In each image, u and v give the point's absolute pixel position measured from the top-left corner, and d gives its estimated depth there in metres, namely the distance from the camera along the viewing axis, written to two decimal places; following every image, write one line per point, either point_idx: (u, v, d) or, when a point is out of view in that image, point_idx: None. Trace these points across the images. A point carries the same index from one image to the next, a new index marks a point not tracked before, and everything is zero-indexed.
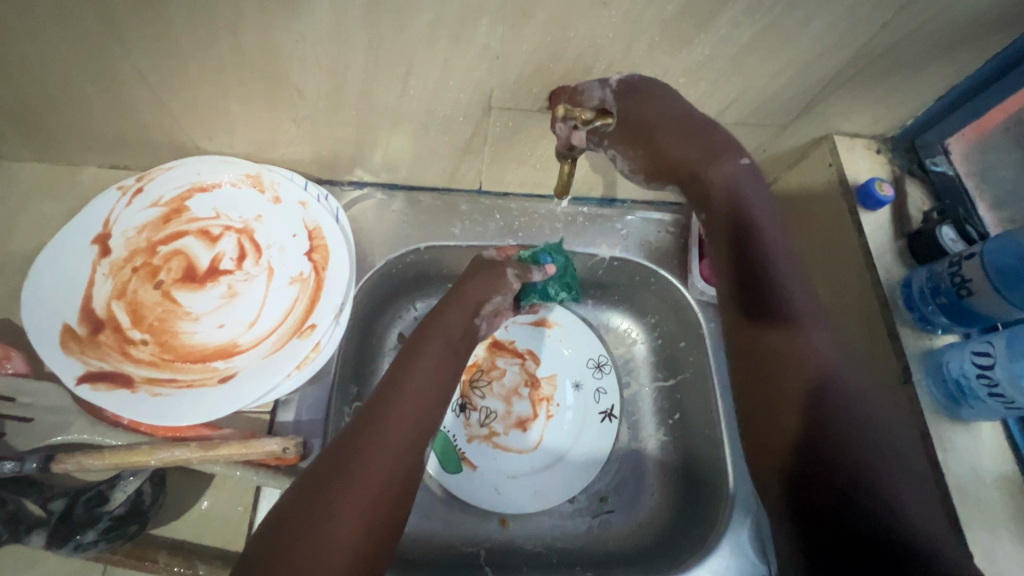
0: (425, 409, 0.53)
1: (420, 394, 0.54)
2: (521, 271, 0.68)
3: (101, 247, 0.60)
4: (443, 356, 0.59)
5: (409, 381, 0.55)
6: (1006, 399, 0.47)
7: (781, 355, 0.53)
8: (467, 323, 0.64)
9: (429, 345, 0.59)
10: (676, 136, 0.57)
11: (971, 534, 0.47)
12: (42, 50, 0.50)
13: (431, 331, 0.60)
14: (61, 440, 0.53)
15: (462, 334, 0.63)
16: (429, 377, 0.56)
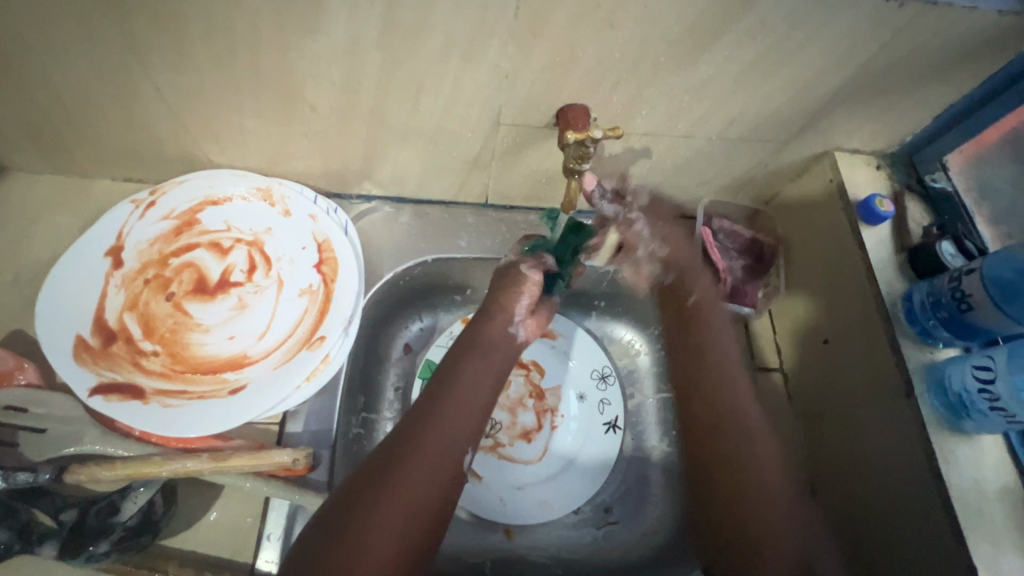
0: (463, 427, 0.53)
1: (459, 411, 0.54)
2: (535, 261, 0.63)
3: (114, 259, 0.61)
4: (482, 371, 0.57)
5: (447, 397, 0.54)
6: (1008, 412, 0.48)
7: (734, 428, 0.59)
8: (505, 332, 0.61)
9: (475, 356, 0.58)
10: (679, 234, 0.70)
11: (975, 547, 0.48)
12: (66, 67, 0.52)
13: (471, 343, 0.59)
14: (73, 452, 0.53)
15: (501, 346, 0.60)
16: (468, 393, 0.55)
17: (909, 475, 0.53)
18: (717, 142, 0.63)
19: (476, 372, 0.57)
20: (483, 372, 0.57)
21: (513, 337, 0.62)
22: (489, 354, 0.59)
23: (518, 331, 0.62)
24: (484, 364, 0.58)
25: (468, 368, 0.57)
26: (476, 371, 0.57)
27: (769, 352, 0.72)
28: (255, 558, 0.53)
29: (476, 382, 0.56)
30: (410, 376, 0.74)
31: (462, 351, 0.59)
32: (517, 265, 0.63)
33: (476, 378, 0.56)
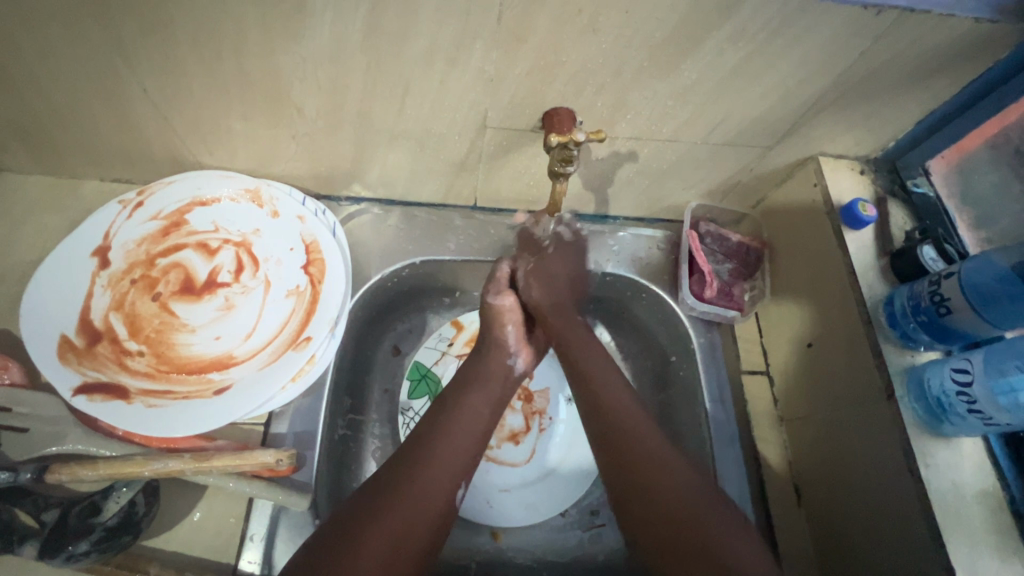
0: (459, 460, 0.53)
1: (458, 444, 0.54)
2: (496, 287, 0.65)
3: (101, 259, 0.61)
4: (482, 400, 0.59)
5: (445, 430, 0.55)
6: (985, 415, 0.48)
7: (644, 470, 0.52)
8: (502, 363, 0.63)
9: (475, 385, 0.60)
10: (553, 266, 0.68)
11: (952, 549, 0.48)
12: (52, 68, 0.52)
13: (472, 373, 0.62)
14: (56, 451, 0.53)
15: (498, 377, 0.62)
16: (467, 427, 0.56)
17: (889, 477, 0.53)
18: (702, 146, 0.63)
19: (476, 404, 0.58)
20: (482, 405, 0.58)
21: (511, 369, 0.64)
22: (488, 386, 0.60)
23: (516, 361, 0.64)
24: (482, 396, 0.59)
25: (467, 400, 0.58)
26: (475, 404, 0.58)
27: (754, 355, 0.72)
28: (238, 558, 0.53)
29: (475, 409, 0.58)
30: (398, 378, 0.75)
31: (462, 380, 0.61)
32: (484, 299, 0.65)
33: (475, 410, 0.58)
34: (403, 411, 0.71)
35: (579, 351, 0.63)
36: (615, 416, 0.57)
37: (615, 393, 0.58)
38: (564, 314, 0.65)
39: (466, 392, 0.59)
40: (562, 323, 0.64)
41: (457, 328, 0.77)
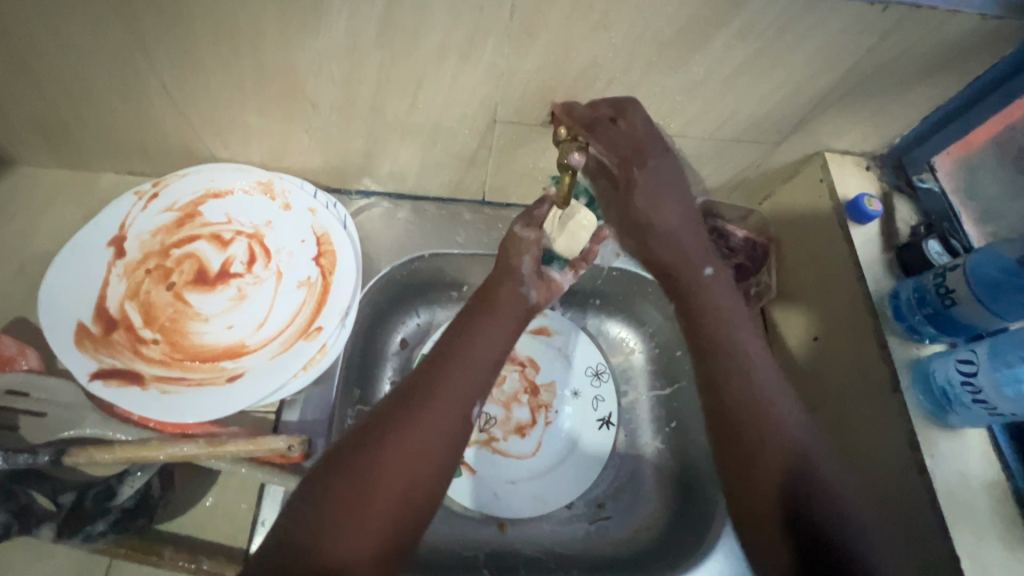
0: (472, 380, 0.51)
1: (473, 366, 0.52)
2: (525, 221, 0.62)
3: (117, 249, 0.62)
4: (497, 328, 0.55)
5: (461, 347, 0.53)
6: (990, 405, 0.49)
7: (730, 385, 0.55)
8: (518, 291, 0.58)
9: (489, 313, 0.56)
10: (650, 195, 0.62)
11: (957, 537, 0.48)
12: (72, 61, 0.53)
13: (484, 302, 0.57)
14: (71, 435, 0.54)
15: (515, 303, 0.58)
16: (481, 349, 0.53)
17: (893, 468, 0.54)
18: (710, 141, 0.64)
19: (490, 328, 0.55)
20: (497, 332, 0.55)
21: (525, 298, 0.58)
22: (505, 311, 0.57)
23: (530, 294, 0.59)
24: (498, 322, 0.56)
25: (479, 324, 0.55)
26: (488, 328, 0.55)
27: None
28: (249, 543, 0.54)
29: (487, 339, 0.54)
30: (406, 370, 0.74)
31: (475, 307, 0.57)
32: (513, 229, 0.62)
33: (489, 334, 0.54)
34: None
35: (698, 289, 0.61)
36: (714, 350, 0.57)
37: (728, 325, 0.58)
38: (667, 242, 0.64)
39: (482, 316, 0.56)
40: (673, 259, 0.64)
41: None
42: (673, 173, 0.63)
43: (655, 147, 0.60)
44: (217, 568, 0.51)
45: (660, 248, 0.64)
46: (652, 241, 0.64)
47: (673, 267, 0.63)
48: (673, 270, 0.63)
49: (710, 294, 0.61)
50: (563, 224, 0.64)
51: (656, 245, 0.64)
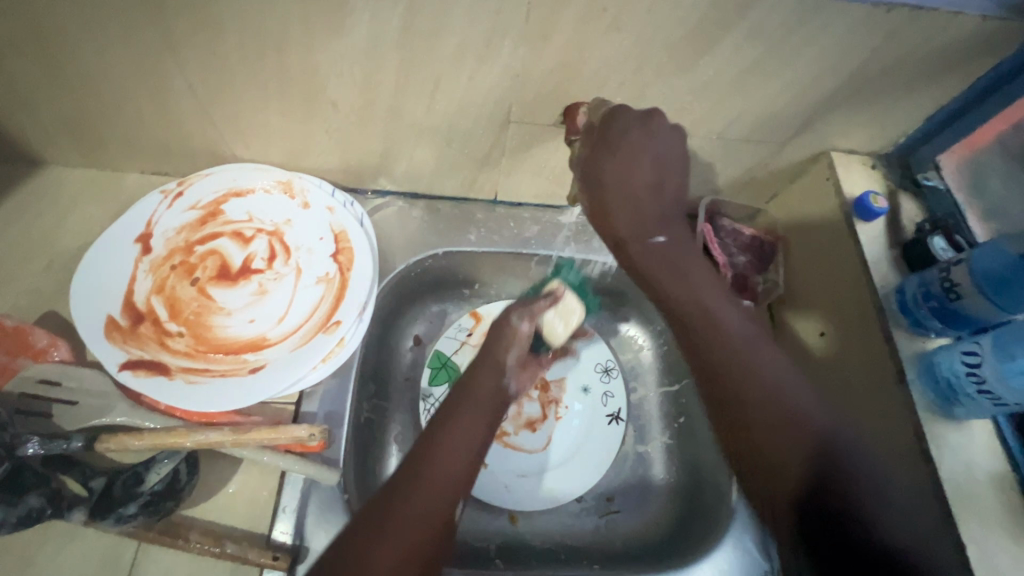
0: (460, 464, 0.51)
1: (459, 450, 0.52)
2: (524, 313, 0.67)
3: (143, 246, 0.65)
4: (478, 414, 0.57)
5: (447, 427, 0.54)
6: (995, 395, 0.50)
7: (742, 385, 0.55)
8: (499, 383, 0.62)
9: (469, 399, 0.58)
10: (618, 175, 0.57)
11: (963, 526, 0.49)
12: (105, 63, 0.55)
13: (464, 391, 0.59)
14: (100, 423, 0.56)
15: (496, 393, 0.61)
16: (465, 434, 0.54)
17: (900, 460, 0.55)
18: (718, 141, 0.66)
19: (472, 416, 0.56)
20: (478, 418, 0.56)
21: (506, 389, 0.63)
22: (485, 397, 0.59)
23: (511, 383, 0.64)
24: (479, 407, 0.58)
25: (461, 412, 0.56)
26: (469, 416, 0.56)
27: None
28: (271, 529, 0.56)
29: (470, 420, 0.56)
30: (420, 366, 0.77)
31: (457, 395, 0.59)
32: (509, 318, 0.67)
33: (473, 422, 0.56)
34: (424, 398, 0.75)
35: (710, 327, 0.58)
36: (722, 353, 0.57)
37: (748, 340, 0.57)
38: (653, 249, 0.60)
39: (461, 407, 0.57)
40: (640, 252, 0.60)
41: (475, 319, 0.79)
42: (673, 148, 0.58)
43: (650, 120, 0.57)
44: (240, 552, 0.53)
45: (648, 264, 0.60)
46: (632, 250, 0.60)
47: (675, 304, 0.60)
48: (683, 317, 0.59)
49: (707, 319, 0.58)
50: (558, 313, 0.70)
51: (640, 256, 0.60)
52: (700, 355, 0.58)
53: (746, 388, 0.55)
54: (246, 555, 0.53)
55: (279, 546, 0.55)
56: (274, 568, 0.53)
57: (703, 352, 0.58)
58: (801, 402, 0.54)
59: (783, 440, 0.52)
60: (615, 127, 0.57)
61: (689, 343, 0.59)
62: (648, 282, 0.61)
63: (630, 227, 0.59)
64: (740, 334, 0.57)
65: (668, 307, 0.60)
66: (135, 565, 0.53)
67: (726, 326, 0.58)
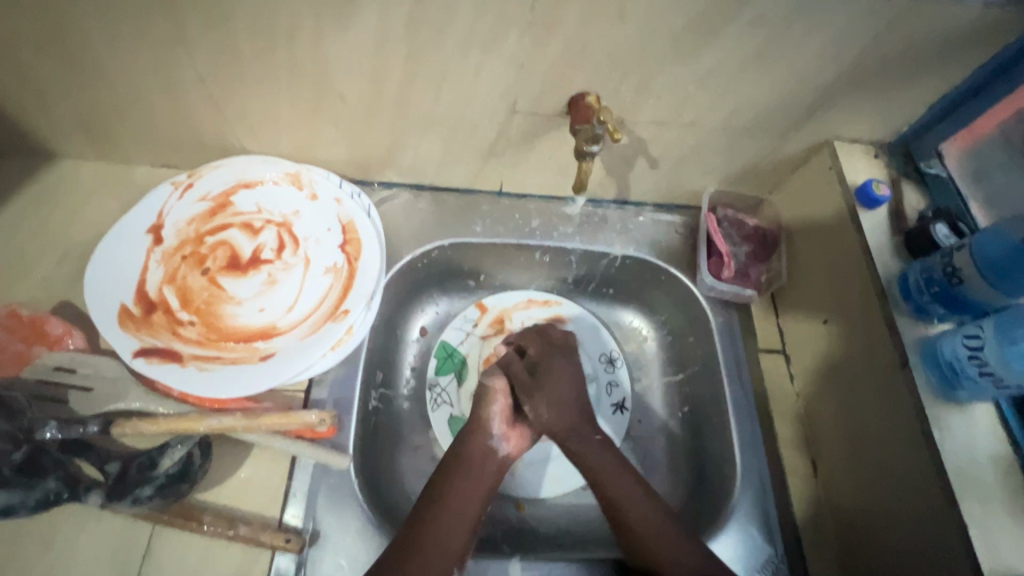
0: (446, 555, 0.53)
1: (443, 538, 0.53)
2: (491, 369, 0.65)
3: (154, 236, 0.66)
4: (472, 487, 0.57)
5: (440, 503, 0.55)
6: (996, 377, 0.51)
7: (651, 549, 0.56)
8: (488, 446, 0.60)
9: (463, 470, 0.58)
10: (565, 381, 0.65)
11: (966, 507, 0.50)
12: (120, 57, 0.56)
13: (457, 459, 0.59)
14: (117, 408, 0.57)
15: (485, 463, 0.59)
16: (453, 522, 0.54)
17: (903, 443, 0.55)
18: (721, 131, 0.66)
19: (462, 496, 0.56)
20: (473, 492, 0.57)
21: (494, 452, 0.60)
22: (474, 473, 0.58)
23: (500, 446, 0.61)
24: (473, 479, 0.58)
25: (449, 494, 0.56)
26: (458, 499, 0.56)
27: (772, 335, 0.74)
28: (282, 513, 0.57)
29: (464, 496, 0.56)
30: (426, 356, 0.78)
31: (450, 464, 0.58)
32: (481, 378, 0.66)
33: (464, 501, 0.56)
34: (431, 387, 0.75)
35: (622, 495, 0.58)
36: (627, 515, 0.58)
37: (642, 512, 0.58)
38: (582, 433, 0.63)
39: (450, 484, 0.56)
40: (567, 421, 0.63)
41: (481, 310, 0.80)
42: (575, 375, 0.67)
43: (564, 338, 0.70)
44: (253, 534, 0.54)
45: (578, 445, 0.62)
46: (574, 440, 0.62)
47: (611, 496, 0.59)
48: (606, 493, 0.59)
49: (623, 496, 0.59)
50: None
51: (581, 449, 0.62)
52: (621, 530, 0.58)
53: (647, 538, 0.56)
54: (259, 537, 0.54)
55: (290, 529, 0.56)
56: (286, 550, 0.54)
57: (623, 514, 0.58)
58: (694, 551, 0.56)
59: None
60: (553, 349, 0.68)
61: (616, 520, 0.58)
62: (590, 476, 0.61)
63: (562, 430, 0.63)
64: (640, 507, 0.58)
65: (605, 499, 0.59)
66: (149, 549, 0.53)
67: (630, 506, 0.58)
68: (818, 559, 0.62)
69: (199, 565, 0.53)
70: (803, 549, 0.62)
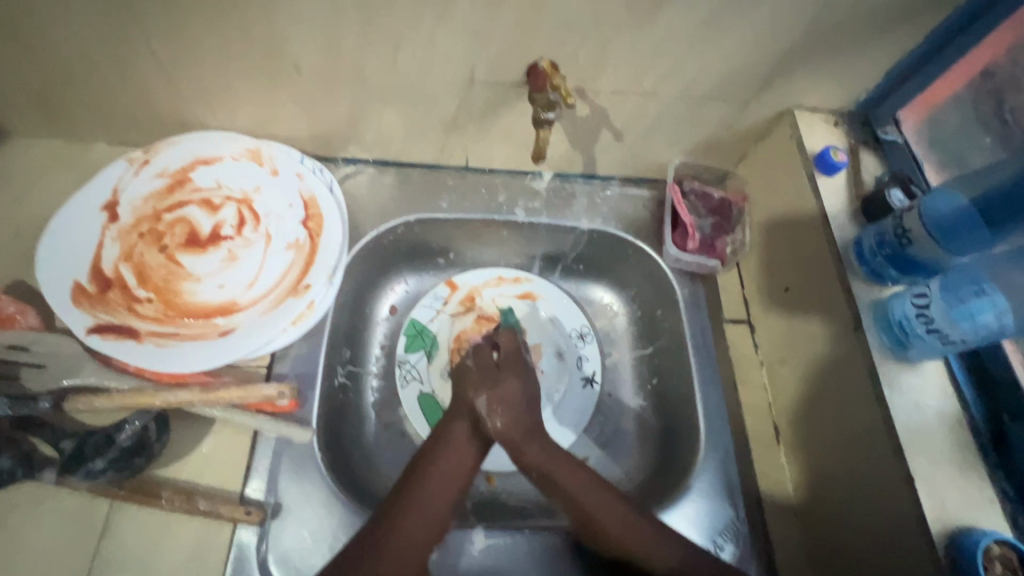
0: (421, 534, 0.53)
1: (425, 514, 0.54)
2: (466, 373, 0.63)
3: (110, 213, 0.65)
4: (454, 468, 0.57)
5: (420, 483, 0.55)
6: (943, 334, 0.51)
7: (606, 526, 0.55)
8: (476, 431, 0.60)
9: (446, 452, 0.58)
10: (510, 394, 0.61)
11: (914, 462, 0.51)
12: (64, 27, 0.55)
13: (443, 440, 0.59)
14: (70, 383, 0.56)
15: (475, 439, 0.60)
16: (437, 496, 0.55)
17: (856, 403, 0.56)
18: (682, 100, 0.66)
19: (447, 470, 0.57)
20: (455, 471, 0.57)
21: (484, 430, 0.60)
22: (461, 450, 0.58)
23: (488, 430, 0.60)
24: (455, 460, 0.58)
25: (433, 474, 0.56)
26: (441, 479, 0.56)
27: (736, 305, 0.75)
28: (244, 486, 0.57)
29: (445, 480, 0.56)
30: (395, 335, 0.77)
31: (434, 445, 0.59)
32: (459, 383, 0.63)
33: (445, 481, 0.56)
34: (400, 364, 0.75)
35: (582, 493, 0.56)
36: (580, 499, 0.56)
37: (601, 499, 0.56)
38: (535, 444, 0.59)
39: (434, 463, 0.57)
40: (533, 445, 0.59)
41: (451, 288, 0.80)
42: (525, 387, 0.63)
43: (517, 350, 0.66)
44: (212, 507, 0.54)
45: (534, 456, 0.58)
46: (528, 451, 0.58)
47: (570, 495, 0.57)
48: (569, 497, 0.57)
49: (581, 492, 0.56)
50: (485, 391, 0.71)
51: (535, 457, 0.58)
52: (581, 521, 0.56)
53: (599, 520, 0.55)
54: (218, 511, 0.54)
55: (252, 502, 0.56)
56: (248, 522, 0.54)
57: (582, 502, 0.56)
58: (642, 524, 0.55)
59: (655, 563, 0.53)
60: (516, 356, 0.65)
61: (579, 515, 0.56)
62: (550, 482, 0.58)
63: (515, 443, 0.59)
64: (598, 497, 0.56)
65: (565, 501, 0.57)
66: (107, 523, 0.53)
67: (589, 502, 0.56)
68: (777, 518, 0.63)
69: (158, 539, 0.53)
70: (764, 510, 0.64)
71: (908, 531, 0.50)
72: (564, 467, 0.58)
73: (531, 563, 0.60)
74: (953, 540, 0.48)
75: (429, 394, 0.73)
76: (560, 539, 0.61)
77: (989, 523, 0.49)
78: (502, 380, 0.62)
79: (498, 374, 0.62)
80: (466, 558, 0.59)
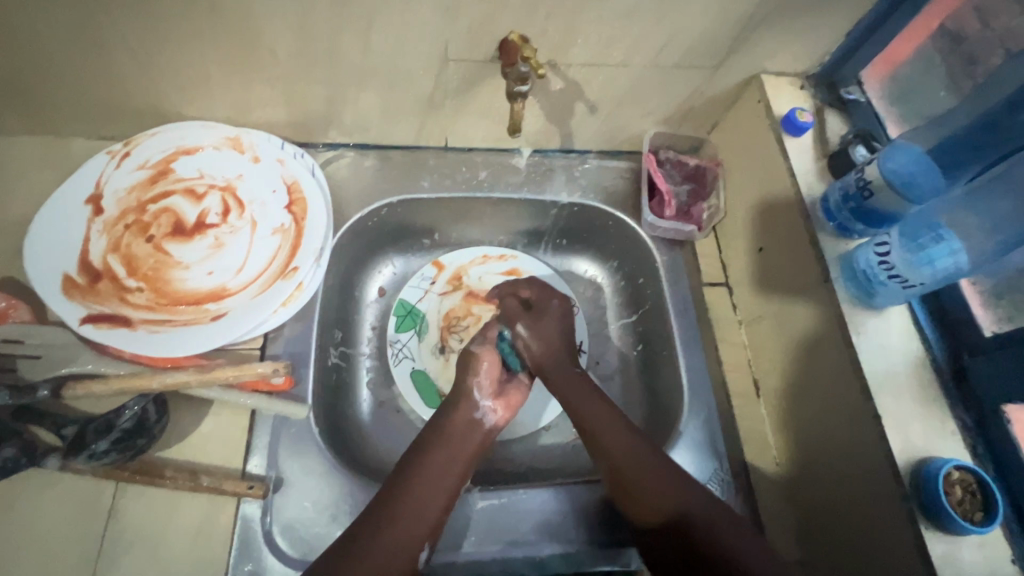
0: (423, 517, 0.54)
1: (413, 512, 0.54)
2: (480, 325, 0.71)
3: (94, 207, 0.65)
4: (450, 455, 0.59)
5: (422, 466, 0.57)
6: (903, 279, 0.54)
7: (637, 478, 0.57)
8: (470, 417, 0.63)
9: (444, 441, 0.60)
10: (545, 328, 0.69)
11: (880, 401, 0.54)
12: (35, 19, 0.55)
13: (438, 429, 0.61)
14: (68, 372, 0.57)
15: (467, 435, 0.61)
16: (428, 497, 0.55)
17: (827, 350, 0.59)
18: (653, 69, 0.68)
19: (435, 470, 0.57)
20: (454, 459, 0.59)
21: (480, 422, 0.63)
22: (453, 443, 0.60)
23: (486, 417, 0.63)
24: (449, 452, 0.59)
25: (432, 457, 0.58)
26: (441, 463, 0.58)
27: (714, 269, 0.78)
28: (245, 463, 0.59)
29: (444, 465, 0.58)
30: (386, 316, 0.79)
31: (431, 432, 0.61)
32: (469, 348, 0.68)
33: (444, 467, 0.58)
34: (392, 344, 0.76)
35: (599, 428, 0.61)
36: (607, 446, 0.59)
37: (627, 456, 0.58)
38: (562, 367, 0.66)
39: (432, 450, 0.59)
40: (561, 376, 0.66)
41: (438, 268, 0.82)
42: (563, 314, 0.71)
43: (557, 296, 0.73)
44: (216, 482, 0.56)
45: (561, 378, 0.66)
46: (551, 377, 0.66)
47: (600, 444, 0.60)
48: (587, 426, 0.61)
49: (596, 424, 0.61)
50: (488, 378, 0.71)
51: (561, 389, 0.65)
52: (604, 464, 0.59)
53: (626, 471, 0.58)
54: (221, 486, 0.56)
55: (254, 477, 0.58)
56: (251, 496, 0.56)
57: (614, 459, 0.59)
58: (648, 471, 0.57)
59: (660, 505, 0.55)
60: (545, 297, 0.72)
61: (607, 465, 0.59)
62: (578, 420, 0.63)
63: (547, 371, 0.67)
64: (624, 451, 0.59)
65: (587, 435, 0.61)
66: (114, 504, 0.55)
67: (605, 435, 0.60)
68: (758, 466, 0.66)
69: (165, 516, 0.55)
70: (746, 459, 0.67)
71: (876, 463, 0.53)
72: (602, 411, 0.62)
73: (522, 521, 0.62)
74: (916, 471, 0.51)
75: (423, 371, 0.75)
76: (548, 497, 0.63)
77: (950, 452, 0.53)
78: (542, 317, 0.70)
79: (540, 314, 0.70)
80: (462, 520, 0.62)
